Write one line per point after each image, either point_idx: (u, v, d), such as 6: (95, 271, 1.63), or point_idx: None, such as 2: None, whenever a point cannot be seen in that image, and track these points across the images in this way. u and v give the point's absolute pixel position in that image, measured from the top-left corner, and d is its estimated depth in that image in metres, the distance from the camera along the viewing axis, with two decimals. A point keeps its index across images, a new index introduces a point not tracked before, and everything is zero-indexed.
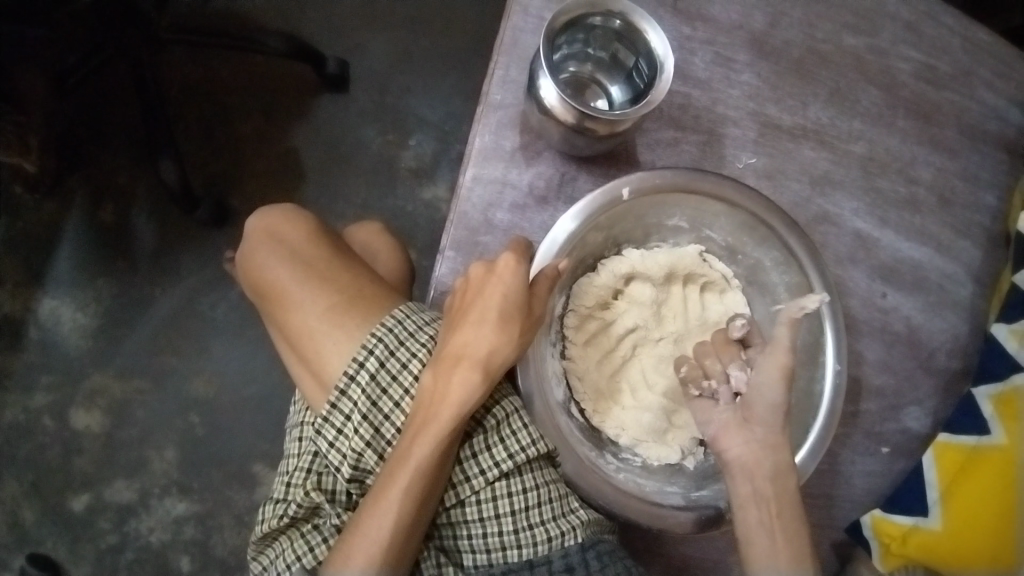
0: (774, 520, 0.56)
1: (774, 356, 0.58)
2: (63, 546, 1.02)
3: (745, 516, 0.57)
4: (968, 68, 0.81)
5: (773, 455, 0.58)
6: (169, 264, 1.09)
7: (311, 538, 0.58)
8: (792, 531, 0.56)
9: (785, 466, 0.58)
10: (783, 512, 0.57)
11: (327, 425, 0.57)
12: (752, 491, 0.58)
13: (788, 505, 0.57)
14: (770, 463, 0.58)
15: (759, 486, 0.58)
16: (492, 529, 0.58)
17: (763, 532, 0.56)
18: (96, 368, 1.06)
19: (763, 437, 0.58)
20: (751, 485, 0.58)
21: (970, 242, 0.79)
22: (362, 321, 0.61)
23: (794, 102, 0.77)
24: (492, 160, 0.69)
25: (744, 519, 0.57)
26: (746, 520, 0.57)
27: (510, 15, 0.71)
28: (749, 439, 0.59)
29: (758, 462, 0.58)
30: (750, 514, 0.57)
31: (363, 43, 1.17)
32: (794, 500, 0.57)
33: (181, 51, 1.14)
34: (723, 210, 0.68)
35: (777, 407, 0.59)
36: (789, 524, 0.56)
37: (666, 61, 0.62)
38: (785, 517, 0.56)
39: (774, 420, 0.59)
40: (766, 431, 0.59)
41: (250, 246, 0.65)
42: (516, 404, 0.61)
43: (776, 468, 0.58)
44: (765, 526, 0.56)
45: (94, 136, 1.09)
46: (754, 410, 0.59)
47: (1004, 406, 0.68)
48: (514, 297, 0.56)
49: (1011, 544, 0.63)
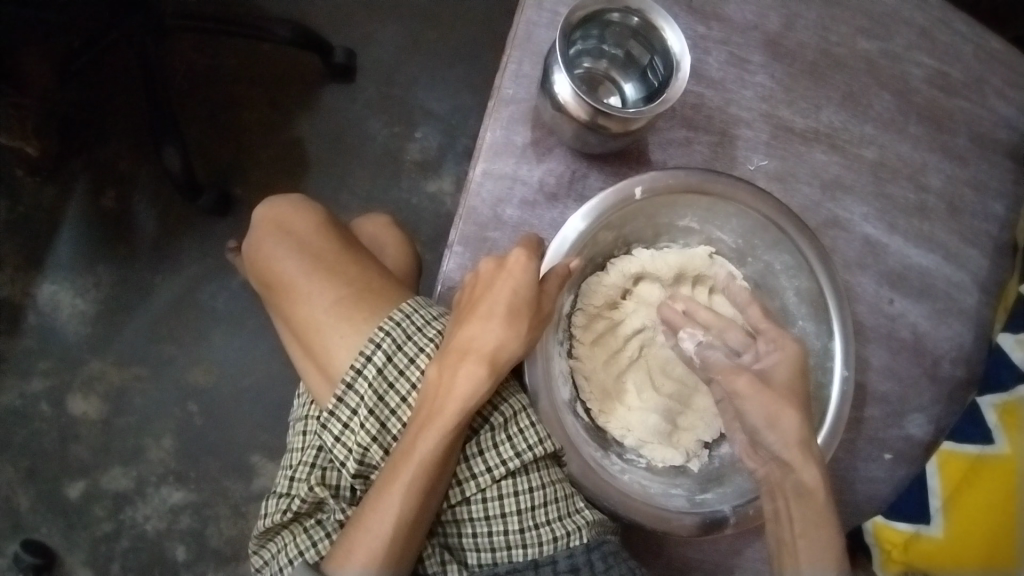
0: (799, 537, 0.59)
1: (735, 384, 0.60)
2: (57, 533, 1.01)
3: (775, 532, 0.61)
4: (981, 75, 0.81)
5: (792, 474, 0.59)
6: (170, 252, 1.08)
7: (313, 534, 0.58)
8: (819, 547, 0.58)
9: (813, 486, 0.58)
10: (808, 531, 0.58)
11: (332, 420, 0.57)
12: (779, 508, 0.60)
13: (815, 518, 0.58)
14: (791, 482, 0.59)
15: (781, 504, 0.60)
16: (497, 528, 0.58)
17: (789, 543, 0.59)
18: (94, 354, 1.05)
19: (773, 456, 0.60)
20: (775, 502, 0.61)
21: (978, 250, 0.79)
22: (369, 315, 0.60)
23: (807, 106, 0.76)
24: (503, 156, 0.69)
25: (776, 535, 0.60)
26: (777, 534, 0.60)
27: (523, 9, 0.70)
28: (767, 462, 0.61)
29: (779, 483, 0.60)
30: (778, 530, 0.60)
31: (370, 34, 1.16)
32: (823, 516, 0.58)
33: (187, 37, 1.12)
34: (735, 213, 0.68)
35: (788, 434, 0.58)
36: (814, 534, 0.58)
37: (682, 60, 0.61)
38: (808, 532, 0.58)
39: (784, 443, 0.58)
40: (783, 454, 0.59)
41: (257, 237, 0.65)
42: (523, 402, 0.60)
43: (799, 488, 0.59)
44: (790, 543, 0.59)
45: (97, 121, 1.08)
46: (757, 436, 0.60)
47: (1006, 416, 0.68)
48: (523, 294, 0.56)
49: (1011, 545, 0.62)
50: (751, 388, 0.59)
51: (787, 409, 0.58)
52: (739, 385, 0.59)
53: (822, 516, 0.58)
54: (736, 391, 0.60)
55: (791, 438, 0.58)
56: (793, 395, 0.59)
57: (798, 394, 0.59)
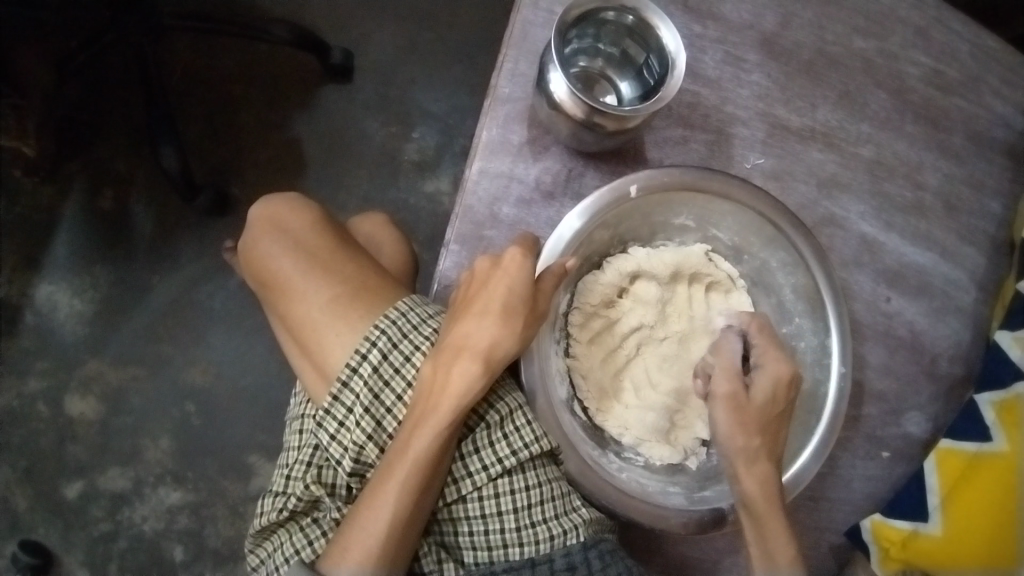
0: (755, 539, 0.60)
1: (716, 387, 0.62)
2: (55, 533, 1.01)
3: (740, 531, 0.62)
4: (977, 74, 0.81)
5: (738, 484, 0.61)
6: (168, 252, 1.08)
7: (310, 532, 0.58)
8: (768, 548, 0.59)
9: (757, 498, 0.60)
10: (759, 535, 0.59)
11: (328, 418, 0.56)
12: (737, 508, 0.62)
13: (770, 524, 0.59)
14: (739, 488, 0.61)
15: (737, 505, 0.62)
16: (493, 526, 0.58)
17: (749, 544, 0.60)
18: (91, 354, 1.05)
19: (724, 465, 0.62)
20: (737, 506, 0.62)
21: (975, 249, 0.79)
22: (366, 313, 0.60)
23: (803, 104, 0.76)
24: (499, 154, 0.69)
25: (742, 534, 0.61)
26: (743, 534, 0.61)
27: (520, 8, 0.70)
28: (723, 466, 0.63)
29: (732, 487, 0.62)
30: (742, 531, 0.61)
31: (368, 36, 1.16)
32: (775, 520, 0.59)
33: (186, 38, 1.12)
34: (730, 210, 0.68)
35: (740, 450, 0.61)
36: (765, 538, 0.59)
37: (678, 58, 0.61)
38: (764, 539, 0.59)
39: (733, 458, 0.61)
40: (738, 466, 0.61)
41: (254, 235, 0.65)
42: (519, 400, 0.60)
43: (743, 498, 0.60)
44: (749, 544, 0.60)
45: (96, 123, 1.08)
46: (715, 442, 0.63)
47: (1005, 414, 0.68)
48: (519, 291, 0.56)
49: (1011, 543, 0.62)
50: (732, 394, 0.62)
51: (754, 430, 0.61)
52: (720, 392, 0.62)
53: (770, 523, 0.59)
54: (713, 398, 0.62)
55: (752, 449, 0.61)
56: (768, 418, 0.62)
57: (771, 417, 0.62)
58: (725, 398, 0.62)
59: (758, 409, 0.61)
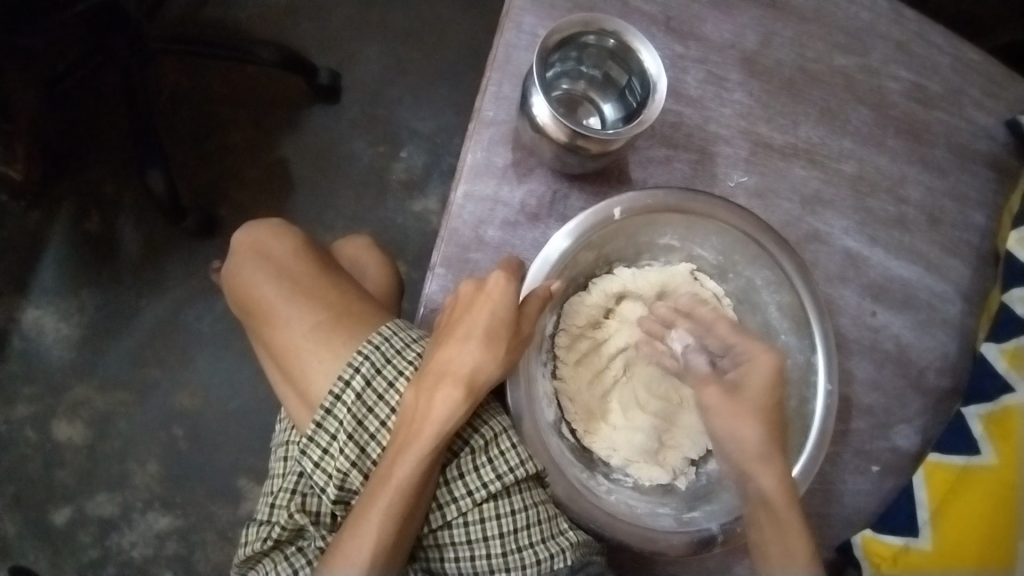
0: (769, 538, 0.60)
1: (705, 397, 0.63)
2: (43, 560, 1.01)
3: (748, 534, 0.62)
4: (958, 87, 0.82)
5: (752, 481, 0.61)
6: (156, 275, 1.08)
7: (294, 561, 0.57)
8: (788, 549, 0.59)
9: (774, 494, 0.59)
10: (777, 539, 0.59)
11: (311, 446, 0.56)
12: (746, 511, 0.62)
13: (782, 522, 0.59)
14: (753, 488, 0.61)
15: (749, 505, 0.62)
16: (479, 552, 0.58)
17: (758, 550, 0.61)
18: (78, 379, 1.05)
19: (735, 463, 0.62)
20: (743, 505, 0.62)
21: (959, 261, 0.80)
22: (349, 339, 0.60)
23: (785, 122, 0.77)
24: (484, 177, 0.69)
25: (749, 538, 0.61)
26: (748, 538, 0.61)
27: (502, 32, 0.71)
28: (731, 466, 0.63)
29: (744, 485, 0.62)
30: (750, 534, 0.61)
31: (356, 56, 1.17)
32: (792, 520, 0.59)
33: (171, 59, 1.13)
34: (714, 230, 0.68)
35: (748, 443, 0.61)
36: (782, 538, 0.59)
37: (659, 82, 0.62)
38: (783, 539, 0.59)
39: (743, 453, 0.61)
40: (749, 468, 0.61)
41: (236, 262, 0.65)
42: (504, 424, 0.60)
43: (760, 493, 0.60)
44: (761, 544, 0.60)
45: (82, 146, 1.08)
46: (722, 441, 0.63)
47: (996, 427, 0.68)
48: (502, 316, 0.56)
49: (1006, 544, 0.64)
50: (726, 400, 0.62)
51: (756, 422, 0.61)
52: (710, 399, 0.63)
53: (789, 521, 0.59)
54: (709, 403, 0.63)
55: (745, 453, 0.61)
56: (766, 412, 0.61)
57: (768, 408, 0.61)
58: (716, 402, 0.62)
59: (753, 404, 0.61)
